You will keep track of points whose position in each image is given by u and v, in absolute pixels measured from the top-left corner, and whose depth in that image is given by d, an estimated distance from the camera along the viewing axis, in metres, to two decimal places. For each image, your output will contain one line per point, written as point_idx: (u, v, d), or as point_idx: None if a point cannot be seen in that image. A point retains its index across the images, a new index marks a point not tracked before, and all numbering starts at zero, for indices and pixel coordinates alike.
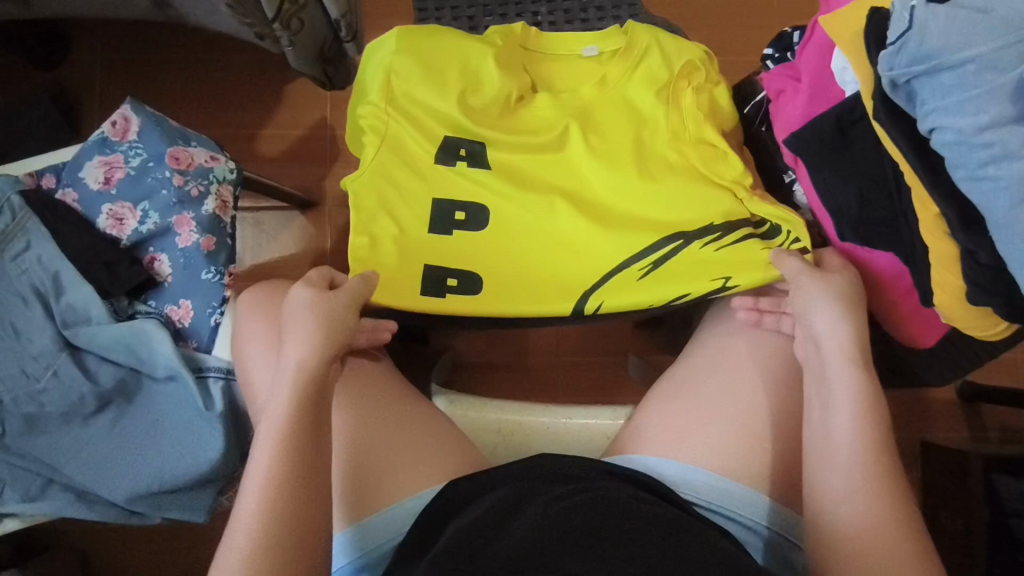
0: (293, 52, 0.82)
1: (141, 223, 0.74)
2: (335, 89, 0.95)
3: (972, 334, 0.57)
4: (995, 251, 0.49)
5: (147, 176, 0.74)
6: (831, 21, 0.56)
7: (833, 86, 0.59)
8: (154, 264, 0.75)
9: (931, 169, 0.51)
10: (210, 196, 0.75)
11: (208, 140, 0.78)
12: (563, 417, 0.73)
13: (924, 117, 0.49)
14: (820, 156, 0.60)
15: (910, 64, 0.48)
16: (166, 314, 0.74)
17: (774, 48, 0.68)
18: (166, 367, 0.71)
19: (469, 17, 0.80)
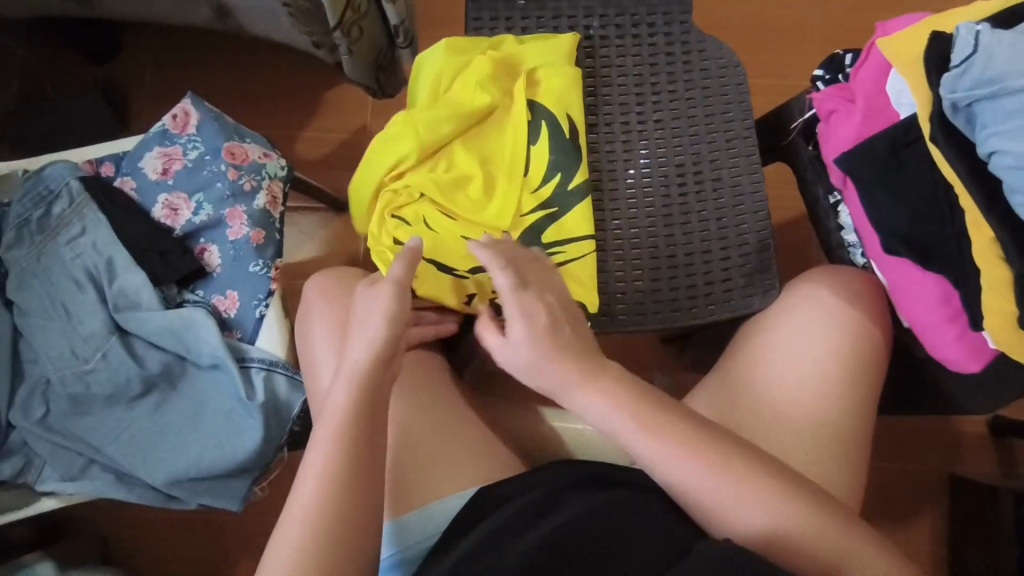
0: (349, 60, 0.84)
1: (195, 214, 0.76)
2: (383, 94, 0.97)
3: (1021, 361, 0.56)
4: None
5: (203, 168, 0.77)
6: (890, 43, 0.56)
7: (888, 108, 0.60)
8: (204, 255, 0.76)
9: (988, 193, 0.51)
10: (262, 191, 0.77)
11: (262, 137, 0.80)
12: None
13: (984, 140, 0.50)
14: (871, 177, 0.60)
15: (973, 88, 0.49)
16: (212, 304, 0.76)
17: (825, 69, 0.69)
18: (211, 356, 0.72)
19: (523, 28, 0.78)
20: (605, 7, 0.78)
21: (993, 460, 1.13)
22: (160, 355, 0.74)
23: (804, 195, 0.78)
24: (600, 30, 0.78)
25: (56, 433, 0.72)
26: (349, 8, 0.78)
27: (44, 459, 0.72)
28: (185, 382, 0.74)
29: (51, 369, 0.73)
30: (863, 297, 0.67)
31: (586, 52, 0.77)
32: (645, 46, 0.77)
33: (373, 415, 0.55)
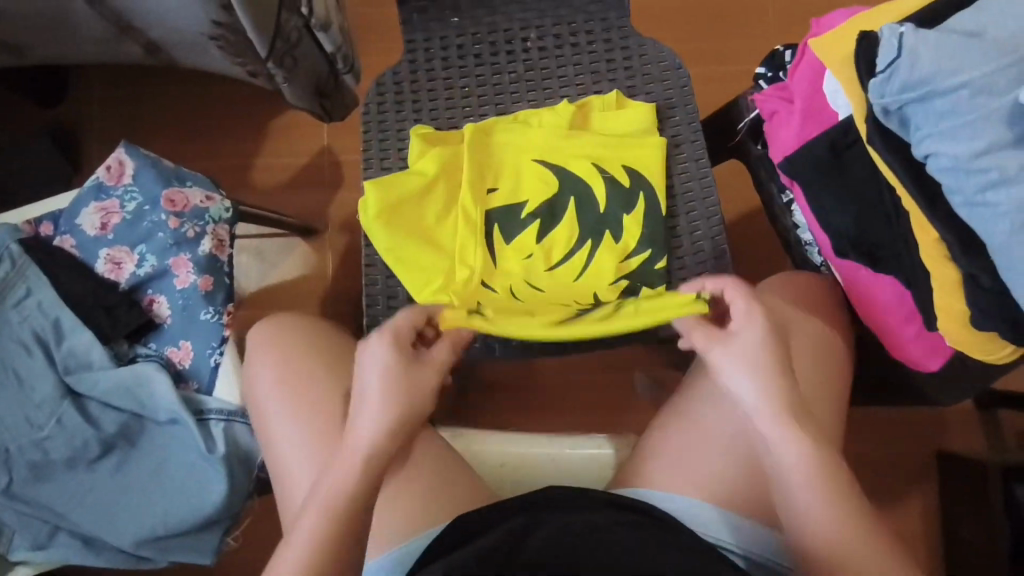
0: (290, 88, 0.82)
1: (139, 267, 0.75)
2: (331, 120, 0.94)
3: (980, 359, 0.56)
4: (997, 275, 0.49)
5: (143, 220, 0.75)
6: (823, 43, 0.55)
7: (827, 108, 0.58)
8: (153, 306, 0.75)
9: (930, 195, 0.50)
10: (206, 236, 0.75)
11: (204, 177, 0.79)
12: (565, 449, 0.73)
13: (918, 142, 0.48)
14: (817, 179, 0.59)
15: (901, 92, 0.47)
16: (166, 356, 0.75)
17: (767, 67, 0.68)
18: (168, 411, 0.71)
19: (459, 47, 0.76)
20: (540, 18, 0.76)
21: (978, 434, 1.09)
22: (118, 414, 0.72)
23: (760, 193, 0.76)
24: (538, 41, 0.76)
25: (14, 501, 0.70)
26: (280, 38, 0.75)
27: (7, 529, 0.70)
28: (143, 439, 0.73)
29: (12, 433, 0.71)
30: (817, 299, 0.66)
31: (525, 67, 0.75)
32: (586, 54, 0.75)
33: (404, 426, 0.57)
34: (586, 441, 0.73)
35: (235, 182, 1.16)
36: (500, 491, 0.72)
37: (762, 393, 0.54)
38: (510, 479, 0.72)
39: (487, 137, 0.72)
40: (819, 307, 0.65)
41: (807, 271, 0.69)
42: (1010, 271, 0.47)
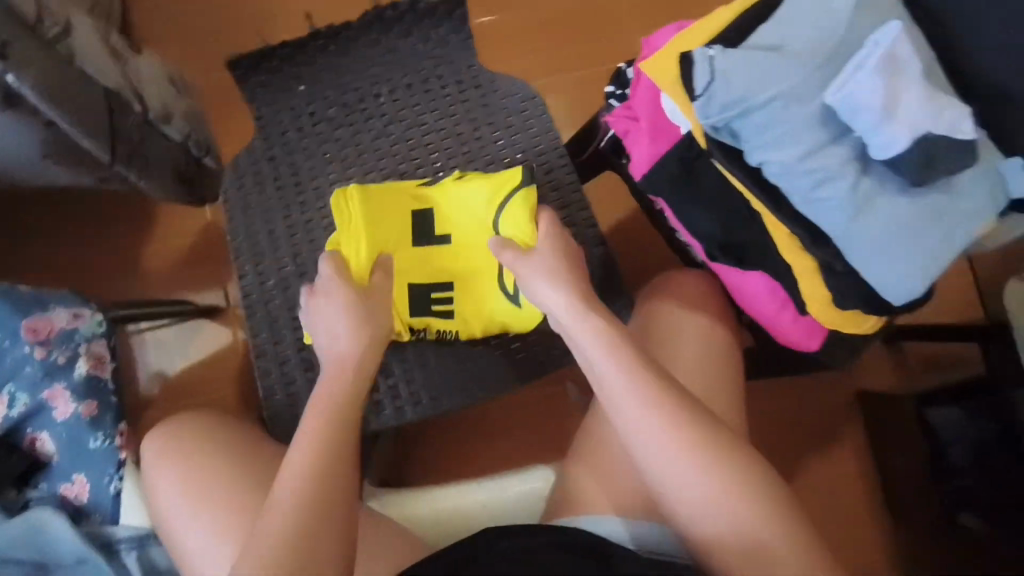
0: (148, 185, 0.78)
1: (10, 407, 0.69)
2: (203, 202, 0.90)
3: (850, 331, 0.59)
4: (847, 260, 0.52)
5: (5, 357, 0.70)
6: (653, 66, 0.56)
7: (670, 124, 0.60)
8: (36, 444, 0.70)
9: (775, 197, 0.53)
10: (81, 357, 0.72)
11: (68, 295, 0.74)
12: (497, 487, 0.72)
13: (751, 153, 0.50)
14: (677, 194, 0.61)
15: (723, 111, 0.49)
16: (60, 494, 0.70)
17: (614, 86, 0.69)
18: (74, 552, 0.66)
19: (311, 114, 0.75)
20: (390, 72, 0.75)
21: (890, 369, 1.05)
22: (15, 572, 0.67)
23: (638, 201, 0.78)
24: (391, 95, 0.75)
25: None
26: (121, 139, 0.71)
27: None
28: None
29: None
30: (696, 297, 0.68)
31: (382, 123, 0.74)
32: (441, 98, 0.75)
33: (336, 458, 0.53)
34: (518, 477, 0.73)
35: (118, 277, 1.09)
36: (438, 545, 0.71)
37: (626, 371, 0.54)
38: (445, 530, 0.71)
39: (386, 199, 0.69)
40: (701, 306, 0.67)
41: (689, 271, 0.71)
42: (857, 252, 0.50)
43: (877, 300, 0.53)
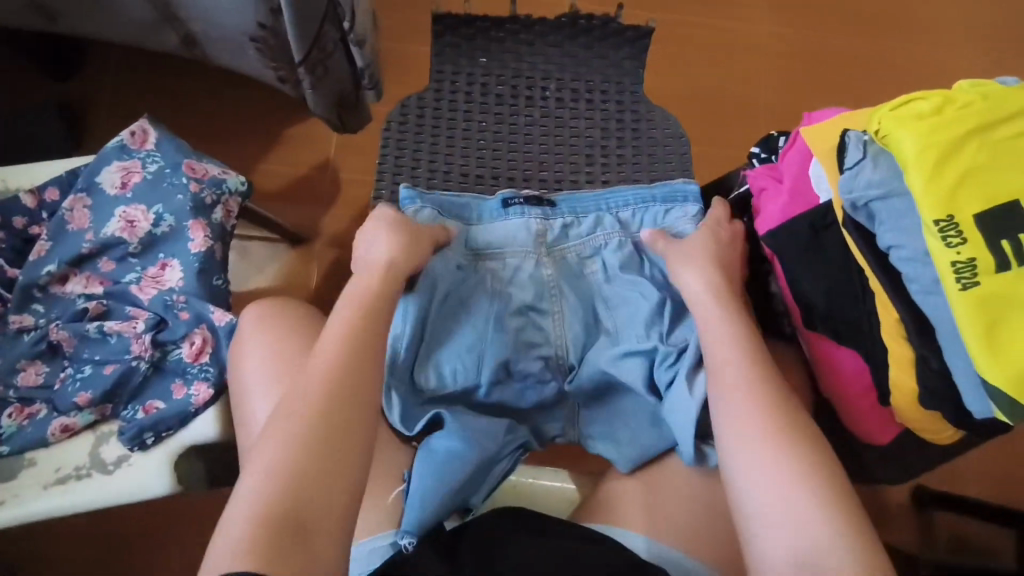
0: (313, 94, 0.97)
1: (155, 226, 0.85)
2: (345, 128, 1.10)
3: (925, 436, 0.68)
4: (943, 358, 0.62)
5: (164, 181, 0.86)
6: (816, 132, 0.70)
7: (809, 191, 0.73)
8: (165, 270, 0.84)
9: (894, 281, 0.64)
10: (220, 205, 0.88)
11: (219, 159, 0.91)
12: (532, 478, 0.84)
13: (884, 235, 0.62)
14: (799, 255, 0.72)
15: (867, 189, 0.63)
16: (163, 318, 0.83)
17: (761, 149, 0.82)
18: (178, 370, 0.83)
19: (500, 102, 0.90)
20: (562, 101, 0.90)
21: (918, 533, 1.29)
22: (113, 367, 0.81)
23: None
24: (563, 117, 0.90)
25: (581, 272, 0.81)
26: (316, 48, 0.90)
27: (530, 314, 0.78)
28: (182, 370, 0.82)
29: (19, 333, 0.83)
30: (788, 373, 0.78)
31: (551, 111, 0.90)
32: (597, 105, 0.90)
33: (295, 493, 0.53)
34: (555, 477, 0.84)
35: (301, 237, 1.26)
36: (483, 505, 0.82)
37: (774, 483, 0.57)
38: None
39: (904, 115, 0.62)
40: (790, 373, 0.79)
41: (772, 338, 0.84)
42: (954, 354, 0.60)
43: (961, 409, 0.63)
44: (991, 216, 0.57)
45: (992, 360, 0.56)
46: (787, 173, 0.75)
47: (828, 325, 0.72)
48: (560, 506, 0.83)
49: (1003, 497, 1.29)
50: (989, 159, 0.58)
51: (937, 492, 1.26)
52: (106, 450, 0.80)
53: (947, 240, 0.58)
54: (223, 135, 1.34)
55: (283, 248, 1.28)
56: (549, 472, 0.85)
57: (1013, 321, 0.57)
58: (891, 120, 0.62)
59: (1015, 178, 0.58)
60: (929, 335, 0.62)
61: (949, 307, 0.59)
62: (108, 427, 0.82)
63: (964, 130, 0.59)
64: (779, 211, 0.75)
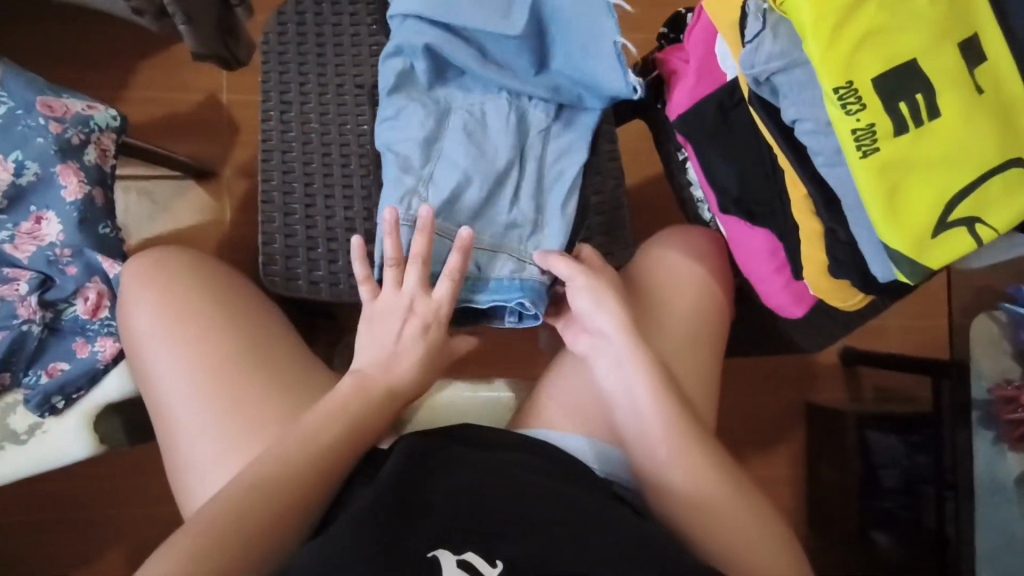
0: (186, 29, 0.85)
1: (17, 176, 0.76)
2: (233, 59, 0.99)
3: (836, 305, 0.70)
4: (849, 229, 0.63)
5: (17, 123, 0.76)
6: (716, 5, 0.66)
7: (717, 69, 0.70)
8: (40, 223, 0.77)
9: (800, 156, 0.63)
10: (91, 145, 0.79)
11: (80, 92, 0.81)
12: (469, 392, 0.85)
13: (787, 109, 0.60)
14: (708, 139, 0.71)
15: (768, 61, 0.59)
16: (46, 274, 0.76)
17: (669, 28, 0.78)
18: (76, 328, 0.77)
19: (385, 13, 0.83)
20: None
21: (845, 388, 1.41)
22: (1, 335, 0.74)
23: (664, 160, 0.89)
24: None
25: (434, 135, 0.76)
26: None
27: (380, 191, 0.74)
28: (81, 328, 0.77)
29: None
30: (704, 253, 0.79)
31: None
32: None
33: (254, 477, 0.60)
34: (491, 388, 0.85)
35: (205, 170, 1.17)
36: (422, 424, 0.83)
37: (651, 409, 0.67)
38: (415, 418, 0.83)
39: None
40: (709, 260, 0.79)
41: (695, 227, 0.83)
42: (858, 225, 0.61)
43: (868, 276, 0.64)
44: (888, 81, 0.56)
45: (892, 226, 0.58)
46: (693, 52, 0.71)
47: (741, 209, 0.71)
48: (498, 415, 0.84)
49: (925, 347, 1.38)
50: (883, 20, 0.56)
51: (862, 351, 1.34)
52: (15, 420, 0.75)
53: (847, 108, 0.56)
54: (91, 61, 1.18)
55: (187, 183, 1.19)
56: (485, 383, 0.86)
57: (910, 184, 0.58)
58: None
59: (909, 38, 0.56)
60: (832, 213, 0.63)
61: (851, 178, 0.59)
62: (13, 396, 0.76)
63: None
64: (688, 93, 0.71)
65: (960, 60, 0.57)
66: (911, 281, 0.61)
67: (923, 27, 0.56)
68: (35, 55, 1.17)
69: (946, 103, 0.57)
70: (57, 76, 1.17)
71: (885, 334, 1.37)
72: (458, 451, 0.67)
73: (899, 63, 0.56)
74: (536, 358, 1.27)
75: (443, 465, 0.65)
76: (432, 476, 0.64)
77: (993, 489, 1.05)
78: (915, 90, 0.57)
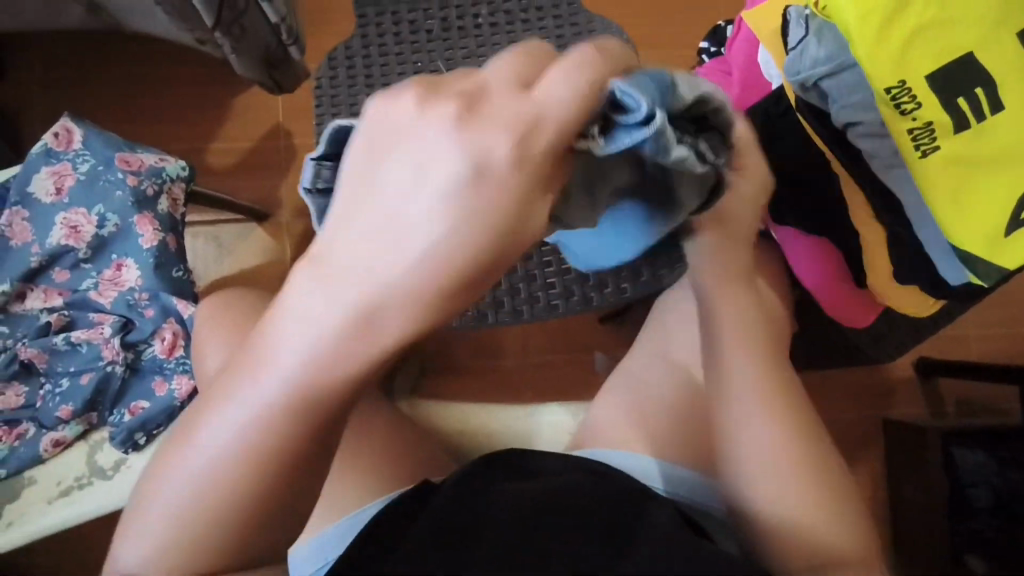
0: (236, 58, 0.92)
1: (100, 227, 0.82)
2: (279, 90, 1.05)
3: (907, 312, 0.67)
4: (913, 231, 0.60)
5: (98, 179, 0.83)
6: (757, 15, 0.65)
7: (761, 80, 0.70)
8: (120, 270, 0.82)
9: (855, 160, 0.61)
10: (164, 194, 0.84)
11: (152, 146, 0.87)
12: (527, 416, 0.85)
13: (839, 112, 0.59)
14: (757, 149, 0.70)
15: (815, 65, 0.58)
16: (127, 318, 0.81)
17: (710, 43, 0.78)
18: (154, 367, 0.82)
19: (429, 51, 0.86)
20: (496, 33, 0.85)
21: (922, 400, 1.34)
22: (89, 376, 0.80)
23: None
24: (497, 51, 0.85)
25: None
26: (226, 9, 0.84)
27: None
28: (159, 367, 0.82)
29: None
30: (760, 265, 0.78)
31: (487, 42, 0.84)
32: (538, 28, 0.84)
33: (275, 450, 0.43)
34: (549, 411, 0.85)
35: (266, 211, 1.23)
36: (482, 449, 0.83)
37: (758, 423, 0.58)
38: (474, 444, 0.83)
39: None
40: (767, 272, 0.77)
41: None
42: (924, 226, 0.59)
43: (938, 279, 0.61)
44: (944, 76, 0.54)
45: (961, 226, 0.56)
46: (736, 64, 0.71)
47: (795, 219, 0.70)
48: (557, 437, 0.84)
49: (1009, 353, 1.30)
50: (935, 13, 0.54)
51: (937, 360, 1.27)
52: (102, 456, 0.81)
53: (902, 107, 0.55)
54: (163, 119, 1.26)
55: (249, 224, 1.25)
56: (542, 406, 0.86)
57: (977, 181, 0.56)
58: None
59: (965, 31, 0.54)
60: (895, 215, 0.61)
61: (912, 178, 0.57)
62: (100, 434, 0.82)
63: None
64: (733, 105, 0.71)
65: (1021, 51, 0.55)
66: (985, 283, 0.58)
67: (980, 19, 0.54)
68: (112, 115, 1.26)
69: (1010, 96, 0.55)
70: (134, 134, 1.26)
71: (962, 341, 1.30)
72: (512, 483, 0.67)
73: (956, 57, 0.54)
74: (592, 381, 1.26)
75: (494, 493, 0.66)
76: (488, 502, 0.65)
77: None
78: (975, 83, 0.55)
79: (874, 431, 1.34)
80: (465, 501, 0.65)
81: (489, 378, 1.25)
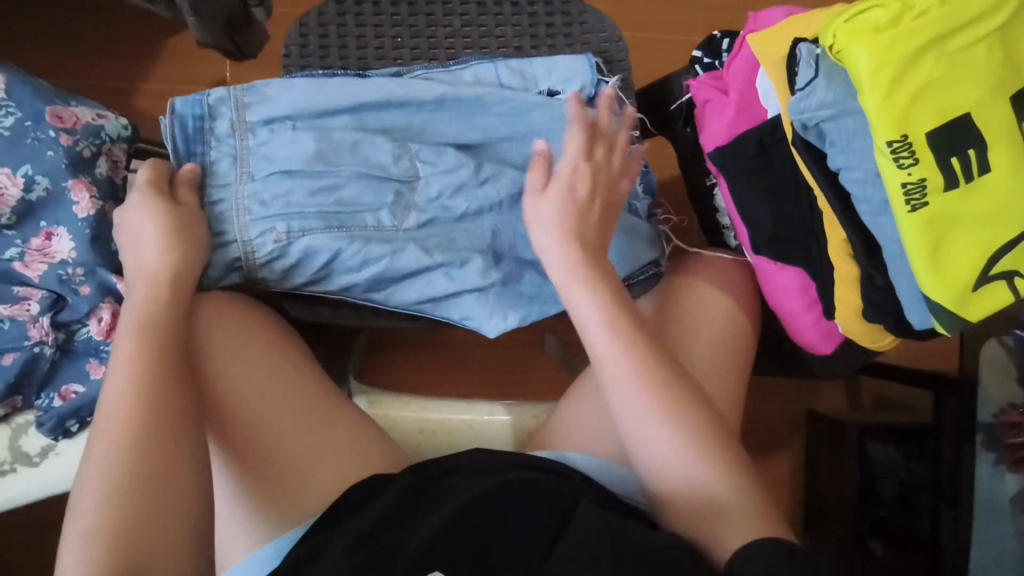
0: (195, 22, 0.81)
1: (27, 191, 0.73)
2: (238, 52, 0.94)
3: (865, 346, 0.70)
4: (887, 275, 0.62)
5: (26, 136, 0.73)
6: (762, 41, 0.64)
7: (757, 105, 0.69)
8: (51, 240, 0.74)
9: (843, 201, 0.62)
10: (103, 157, 0.76)
11: (89, 100, 0.78)
12: (488, 414, 0.84)
13: (834, 155, 0.59)
14: (744, 174, 0.70)
15: (819, 108, 0.58)
16: (57, 293, 0.74)
17: (704, 54, 0.76)
18: (87, 347, 0.75)
19: (411, 26, 0.81)
20: (483, 17, 0.82)
21: (843, 393, 1.43)
22: (13, 357, 0.72)
23: (689, 185, 0.88)
24: (481, 37, 0.82)
25: (404, 180, 0.75)
26: None
27: (337, 245, 0.72)
28: (95, 349, 0.75)
29: None
30: (732, 284, 0.79)
31: (468, 23, 0.81)
32: (525, 15, 0.82)
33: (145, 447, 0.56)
34: (509, 410, 0.85)
35: None
36: (440, 447, 0.82)
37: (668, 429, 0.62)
38: (431, 441, 0.82)
39: (858, 23, 0.55)
40: (737, 291, 0.78)
41: (720, 253, 0.82)
42: (899, 275, 0.60)
43: (903, 321, 0.64)
44: (941, 136, 0.55)
45: (934, 277, 0.57)
46: (733, 84, 0.70)
47: (773, 247, 0.71)
48: (516, 437, 0.84)
49: (930, 359, 1.39)
50: (940, 74, 0.55)
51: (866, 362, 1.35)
52: (27, 442, 0.74)
53: (899, 162, 0.55)
54: (96, 54, 1.13)
55: None
56: (502, 405, 0.85)
57: (957, 237, 0.57)
58: (843, 34, 0.55)
59: (967, 95, 0.55)
60: (872, 258, 0.62)
61: (895, 228, 0.58)
62: (24, 418, 0.75)
63: (919, 44, 0.54)
64: (725, 125, 0.70)
65: (1013, 117, 0.56)
66: (947, 332, 0.60)
67: (980, 83, 0.55)
68: (34, 42, 1.12)
69: (997, 159, 0.56)
70: (59, 67, 1.11)
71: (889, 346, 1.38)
72: (454, 480, 0.68)
73: (954, 117, 0.55)
74: (543, 364, 1.27)
75: (446, 497, 0.66)
76: (437, 508, 0.65)
77: (991, 508, 1.07)
78: (967, 145, 0.56)
79: (800, 422, 1.42)
80: (412, 508, 0.65)
81: (441, 356, 1.23)
